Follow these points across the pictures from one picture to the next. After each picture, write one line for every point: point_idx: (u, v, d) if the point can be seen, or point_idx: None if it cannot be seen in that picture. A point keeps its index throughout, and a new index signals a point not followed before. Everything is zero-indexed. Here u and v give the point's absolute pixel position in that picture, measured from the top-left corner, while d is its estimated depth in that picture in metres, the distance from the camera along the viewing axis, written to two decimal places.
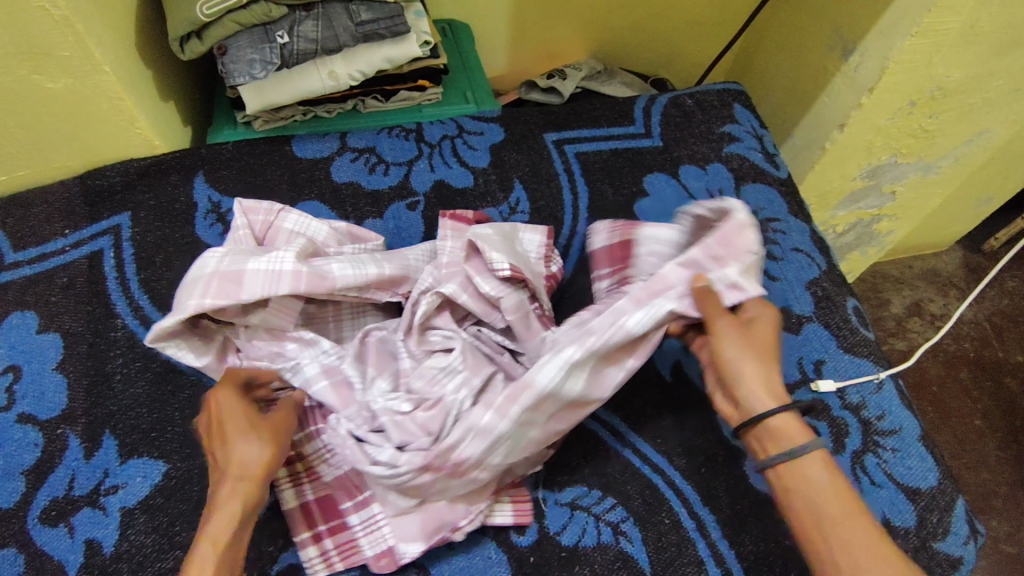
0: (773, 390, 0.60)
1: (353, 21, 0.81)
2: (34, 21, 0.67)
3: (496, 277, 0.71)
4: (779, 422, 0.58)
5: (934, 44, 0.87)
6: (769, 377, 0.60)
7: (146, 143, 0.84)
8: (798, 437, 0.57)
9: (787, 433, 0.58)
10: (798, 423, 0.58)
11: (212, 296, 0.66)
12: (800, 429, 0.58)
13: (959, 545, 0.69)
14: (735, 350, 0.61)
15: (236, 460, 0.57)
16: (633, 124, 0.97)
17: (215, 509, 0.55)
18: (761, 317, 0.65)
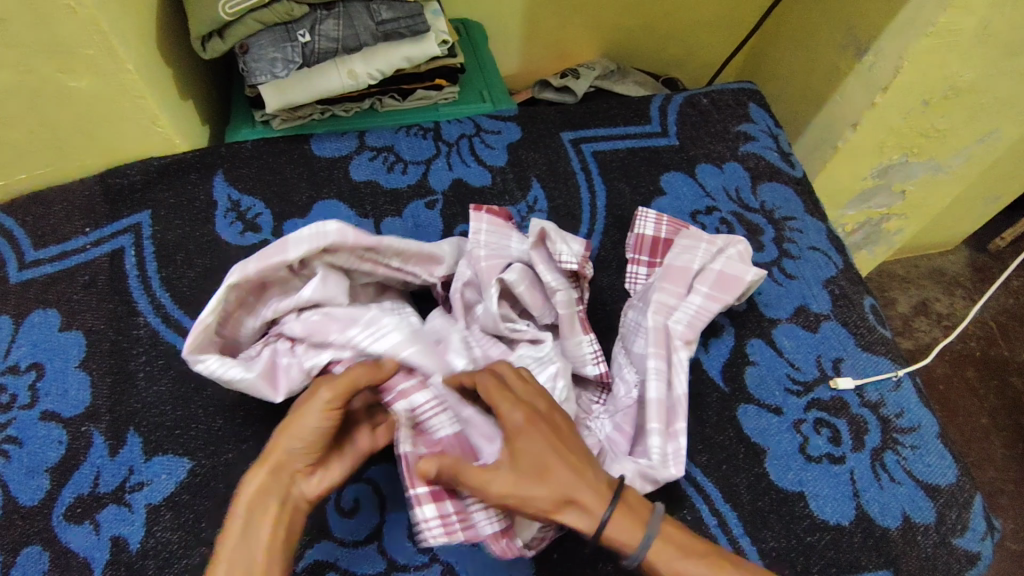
0: (584, 510, 0.56)
1: (374, 20, 0.82)
2: (60, 18, 0.67)
3: (559, 270, 0.73)
4: (611, 529, 0.56)
5: (949, 43, 0.88)
6: (573, 500, 0.56)
7: (167, 142, 0.84)
8: (634, 538, 0.56)
9: (622, 540, 0.56)
10: (624, 521, 0.56)
11: (255, 262, 0.65)
12: (629, 528, 0.56)
13: (977, 541, 0.70)
14: (531, 497, 0.55)
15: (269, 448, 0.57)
16: (649, 123, 0.97)
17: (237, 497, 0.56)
18: (521, 434, 0.57)
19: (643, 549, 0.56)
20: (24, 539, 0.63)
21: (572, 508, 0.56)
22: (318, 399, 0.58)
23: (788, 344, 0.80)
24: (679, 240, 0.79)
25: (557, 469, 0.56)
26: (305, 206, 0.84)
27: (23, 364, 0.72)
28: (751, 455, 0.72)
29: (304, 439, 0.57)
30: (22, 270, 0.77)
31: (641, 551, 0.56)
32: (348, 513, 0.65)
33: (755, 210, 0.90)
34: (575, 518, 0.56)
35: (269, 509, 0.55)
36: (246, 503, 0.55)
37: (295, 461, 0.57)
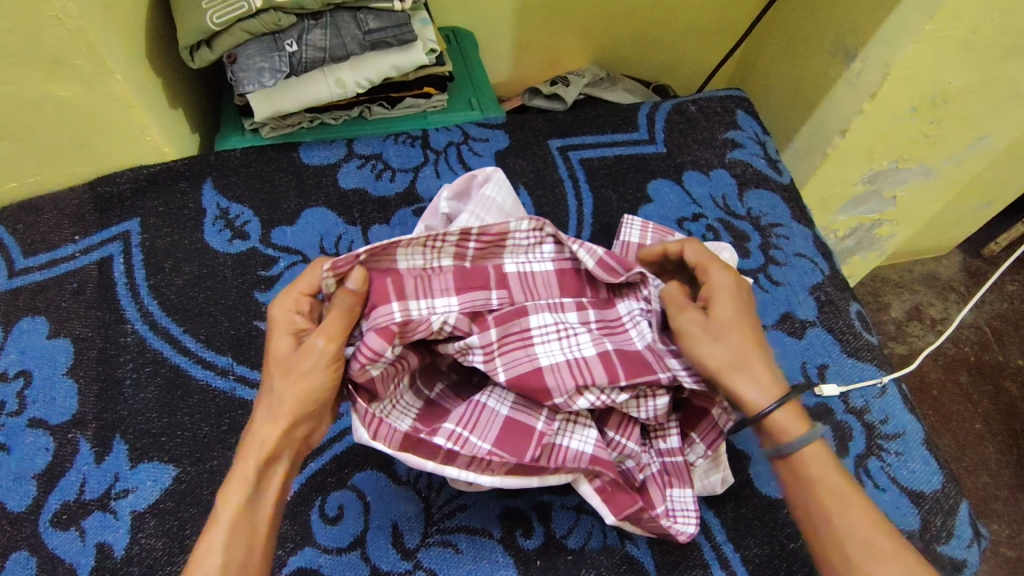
0: (756, 377, 0.59)
1: (361, 29, 0.83)
2: (47, 28, 0.67)
3: None
4: (779, 414, 0.58)
5: (935, 51, 0.88)
6: (749, 364, 0.59)
7: (157, 150, 0.85)
8: (795, 433, 0.57)
9: (782, 428, 0.58)
10: (794, 411, 0.58)
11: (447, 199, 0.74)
12: (796, 419, 0.58)
13: (963, 548, 0.70)
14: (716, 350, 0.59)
15: (267, 404, 0.57)
16: (637, 130, 0.98)
17: (239, 464, 0.55)
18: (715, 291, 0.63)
19: (801, 444, 0.57)
20: (10, 545, 0.63)
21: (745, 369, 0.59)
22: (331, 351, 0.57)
23: (773, 350, 0.80)
24: None
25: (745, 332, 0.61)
26: (293, 214, 0.85)
27: (12, 371, 0.72)
28: (735, 462, 0.72)
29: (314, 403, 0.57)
30: (12, 277, 0.78)
31: (802, 442, 0.57)
32: (331, 521, 0.66)
33: (741, 217, 0.91)
34: (765, 377, 0.59)
35: (276, 474, 0.56)
36: (257, 470, 0.55)
37: (305, 419, 0.58)
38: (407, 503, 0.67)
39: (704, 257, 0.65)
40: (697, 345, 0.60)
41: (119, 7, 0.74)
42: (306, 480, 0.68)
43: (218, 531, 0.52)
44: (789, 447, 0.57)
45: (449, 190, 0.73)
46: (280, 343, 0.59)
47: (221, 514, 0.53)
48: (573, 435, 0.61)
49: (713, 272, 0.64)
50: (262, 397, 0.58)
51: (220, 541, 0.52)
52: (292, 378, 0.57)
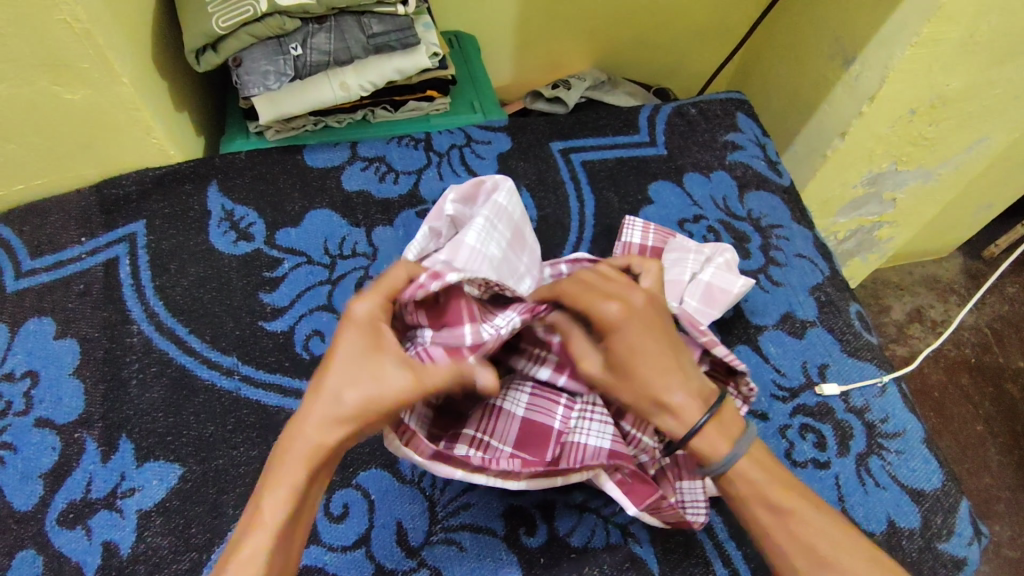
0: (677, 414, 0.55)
1: (365, 33, 0.84)
2: (56, 32, 0.68)
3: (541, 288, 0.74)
4: (698, 441, 0.55)
5: (933, 54, 0.89)
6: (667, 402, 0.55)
7: (162, 153, 0.86)
8: (719, 451, 0.55)
9: (707, 451, 0.56)
10: (714, 435, 0.55)
11: (455, 198, 0.74)
12: (716, 442, 0.55)
13: (964, 546, 0.70)
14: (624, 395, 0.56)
15: (325, 414, 0.52)
16: (638, 132, 0.99)
17: (287, 473, 0.50)
18: (617, 325, 0.56)
19: (727, 465, 0.55)
20: (17, 543, 0.64)
21: (659, 411, 0.56)
22: (413, 384, 0.52)
23: (773, 350, 0.81)
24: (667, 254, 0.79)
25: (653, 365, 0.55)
26: (298, 215, 0.86)
27: (19, 371, 0.73)
28: None
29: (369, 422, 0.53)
30: (18, 279, 0.78)
31: (725, 465, 0.55)
32: (336, 519, 0.66)
33: (742, 218, 0.92)
34: (686, 402, 0.55)
35: (317, 488, 0.52)
36: (307, 476, 0.50)
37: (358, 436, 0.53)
38: (411, 502, 0.68)
39: (583, 295, 0.58)
40: (612, 386, 0.57)
41: (126, 12, 0.75)
42: None
43: (256, 546, 0.48)
44: (717, 470, 0.56)
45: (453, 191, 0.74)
46: (354, 346, 0.54)
47: (263, 522, 0.49)
48: (590, 431, 0.62)
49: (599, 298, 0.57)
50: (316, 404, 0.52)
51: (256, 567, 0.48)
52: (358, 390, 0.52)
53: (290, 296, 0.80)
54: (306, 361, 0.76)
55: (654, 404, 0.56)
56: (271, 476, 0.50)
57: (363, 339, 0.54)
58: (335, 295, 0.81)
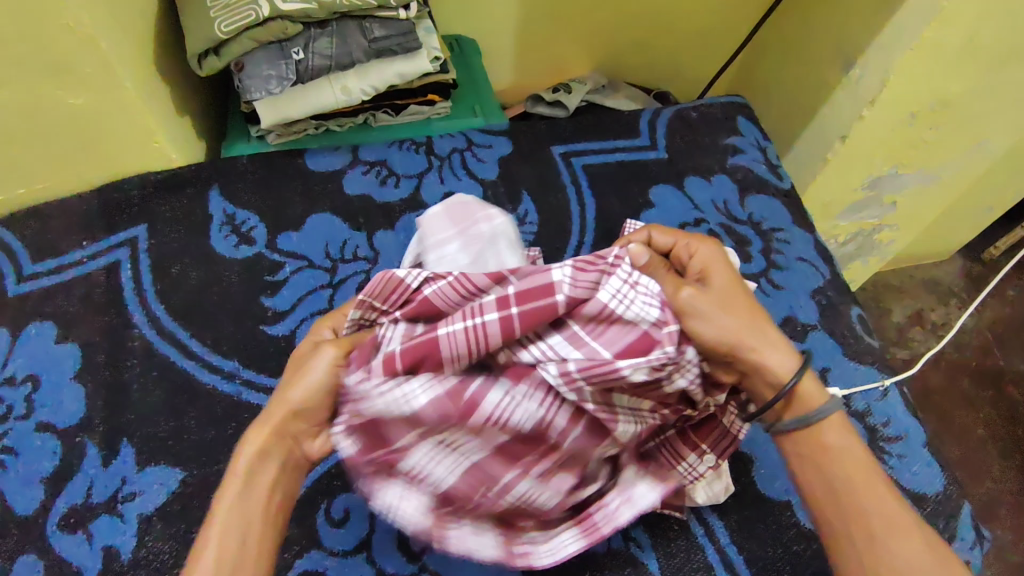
0: (777, 348, 0.59)
1: (367, 38, 0.84)
2: (59, 36, 0.69)
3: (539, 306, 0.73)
4: (801, 385, 0.58)
5: (933, 58, 0.89)
6: (765, 336, 0.59)
7: (164, 157, 0.86)
8: (821, 397, 0.58)
9: (806, 395, 0.58)
10: (813, 380, 0.59)
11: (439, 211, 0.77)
12: (817, 388, 0.59)
13: (965, 550, 0.70)
14: (723, 318, 0.57)
15: (271, 410, 0.57)
16: (639, 136, 0.99)
17: (235, 462, 0.55)
18: (711, 262, 0.63)
19: (832, 408, 0.58)
20: (19, 548, 0.64)
21: (767, 343, 0.58)
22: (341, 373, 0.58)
23: None
24: None
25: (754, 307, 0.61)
26: (299, 219, 0.86)
27: (20, 376, 0.73)
28: (738, 466, 0.72)
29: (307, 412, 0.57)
30: (20, 283, 0.78)
31: (827, 410, 0.57)
32: (337, 523, 0.66)
33: (743, 221, 0.92)
34: (782, 350, 0.59)
35: (268, 474, 0.56)
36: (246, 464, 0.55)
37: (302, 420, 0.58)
38: None
39: (678, 235, 0.67)
40: (712, 315, 0.57)
41: (128, 16, 0.75)
42: (311, 483, 0.68)
43: (211, 528, 0.53)
44: (817, 416, 0.57)
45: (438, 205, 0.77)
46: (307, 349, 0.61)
47: (219, 504, 0.54)
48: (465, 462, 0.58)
49: (694, 241, 0.66)
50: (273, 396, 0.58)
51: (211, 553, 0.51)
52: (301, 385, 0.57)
53: (291, 300, 0.80)
54: None
55: (756, 341, 0.58)
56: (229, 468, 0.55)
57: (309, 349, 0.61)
58: (336, 299, 0.81)
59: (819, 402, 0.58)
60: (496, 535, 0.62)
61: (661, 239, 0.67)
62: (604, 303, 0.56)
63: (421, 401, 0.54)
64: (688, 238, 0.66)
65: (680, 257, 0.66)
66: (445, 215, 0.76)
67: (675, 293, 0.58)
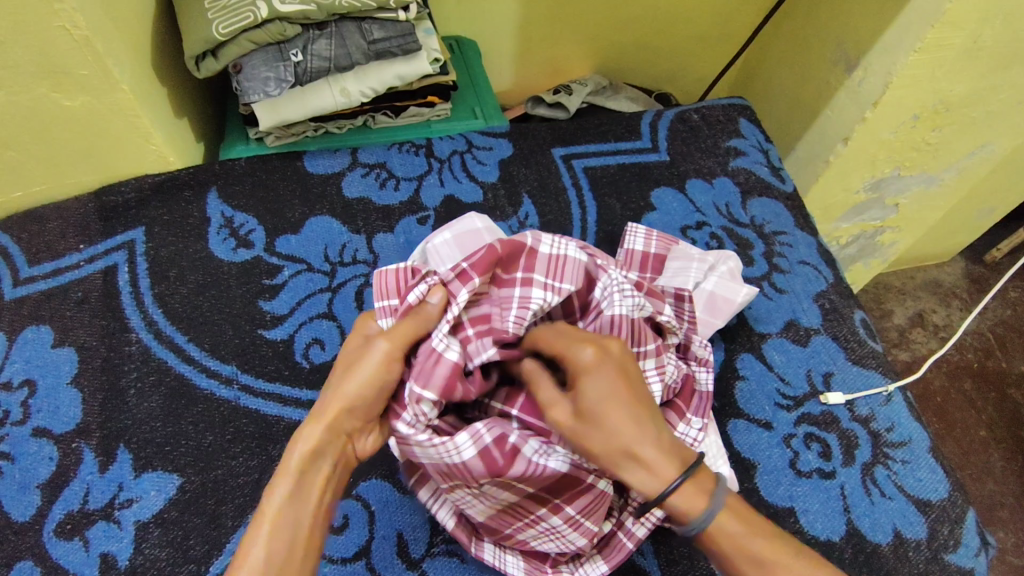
0: (649, 464, 0.47)
1: (366, 40, 0.83)
2: (53, 37, 0.68)
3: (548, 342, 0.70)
4: (675, 498, 0.47)
5: (936, 60, 0.88)
6: (637, 452, 0.47)
7: (162, 160, 0.85)
8: (696, 509, 0.47)
9: (684, 508, 0.48)
10: (694, 486, 0.48)
11: (435, 240, 0.74)
12: (695, 496, 0.48)
13: (970, 557, 0.69)
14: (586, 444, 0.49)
15: (320, 405, 0.55)
16: (640, 138, 0.98)
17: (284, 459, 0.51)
18: (585, 372, 0.50)
19: (705, 522, 0.48)
20: (15, 554, 0.63)
21: (631, 461, 0.47)
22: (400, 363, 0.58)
23: (777, 359, 0.80)
24: (669, 260, 0.80)
25: (626, 410, 0.48)
26: (298, 223, 0.85)
27: (16, 380, 0.72)
28: (740, 472, 0.72)
29: (358, 411, 0.55)
30: (16, 287, 0.78)
31: (701, 524, 0.48)
32: (336, 530, 0.65)
33: (745, 224, 0.91)
34: (657, 456, 0.47)
35: (321, 472, 0.52)
36: (297, 463, 0.51)
37: (348, 419, 0.55)
38: (412, 513, 0.67)
39: (562, 342, 0.55)
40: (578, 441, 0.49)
41: (124, 17, 0.74)
42: None
43: (261, 528, 0.47)
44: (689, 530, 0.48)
45: (448, 231, 0.75)
46: (352, 347, 0.60)
47: (267, 509, 0.48)
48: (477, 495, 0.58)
49: (579, 342, 0.52)
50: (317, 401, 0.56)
51: (261, 554, 0.46)
52: (348, 380, 0.56)
53: (289, 304, 0.79)
54: (305, 370, 0.75)
55: (621, 455, 0.47)
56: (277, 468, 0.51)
57: (356, 341, 0.60)
58: (335, 303, 0.80)
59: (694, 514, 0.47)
60: (528, 569, 0.63)
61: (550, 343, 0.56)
62: (548, 254, 0.65)
63: (466, 455, 0.54)
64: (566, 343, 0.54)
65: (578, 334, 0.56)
66: (453, 242, 0.75)
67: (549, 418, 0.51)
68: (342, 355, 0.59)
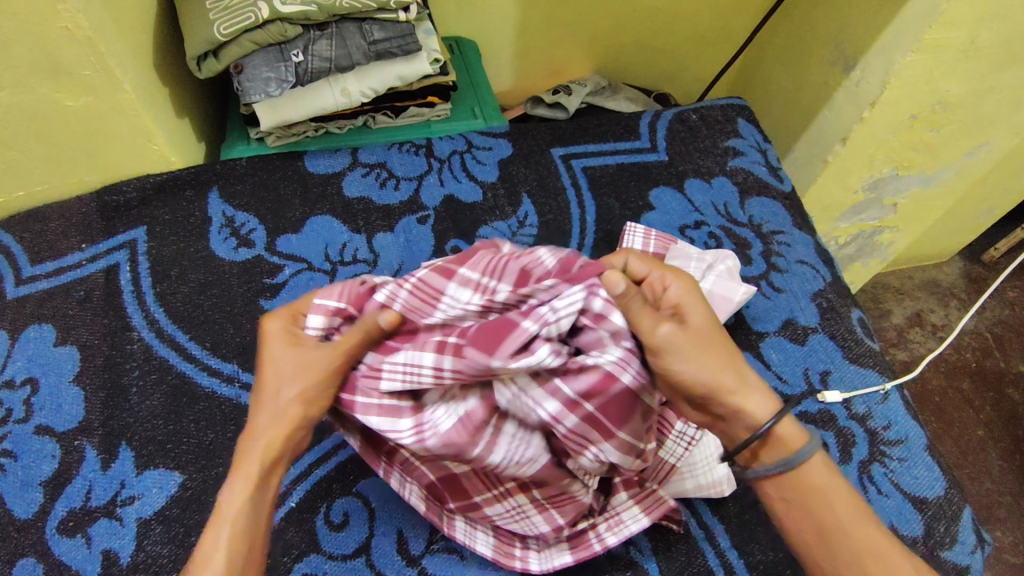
0: (759, 394, 0.56)
1: (366, 40, 0.84)
2: (55, 38, 0.68)
3: None
4: (778, 428, 0.55)
5: (934, 60, 0.89)
6: (746, 380, 0.57)
7: (164, 160, 0.86)
8: (797, 444, 0.55)
9: (787, 439, 0.55)
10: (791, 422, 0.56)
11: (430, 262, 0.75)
12: (793, 431, 0.55)
13: (967, 554, 0.69)
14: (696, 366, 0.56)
15: (268, 411, 0.57)
16: (639, 138, 0.99)
17: (243, 464, 0.54)
18: (686, 303, 0.60)
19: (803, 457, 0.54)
20: (17, 551, 0.64)
21: (740, 386, 0.56)
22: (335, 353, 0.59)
23: (775, 357, 0.81)
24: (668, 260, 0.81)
25: (722, 343, 0.58)
26: (298, 222, 0.86)
27: (18, 379, 0.73)
28: None
29: (310, 415, 0.58)
30: (18, 286, 0.78)
31: (807, 452, 0.54)
32: (336, 527, 0.66)
33: (743, 224, 0.92)
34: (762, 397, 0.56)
35: (273, 475, 0.55)
36: (261, 469, 0.54)
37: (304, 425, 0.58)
38: (411, 511, 0.68)
39: (653, 270, 0.62)
40: (686, 357, 0.56)
41: (126, 17, 0.75)
42: (310, 487, 0.68)
43: (221, 530, 0.51)
44: (795, 460, 0.54)
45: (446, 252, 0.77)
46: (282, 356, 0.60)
47: (224, 513, 0.52)
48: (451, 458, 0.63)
49: (672, 275, 0.62)
50: (259, 402, 0.58)
51: (223, 558, 0.49)
52: (292, 385, 0.58)
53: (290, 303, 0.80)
54: None
55: (736, 382, 0.56)
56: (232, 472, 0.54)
57: (279, 347, 0.60)
58: None
59: (795, 446, 0.55)
60: (494, 547, 0.65)
61: (637, 266, 0.63)
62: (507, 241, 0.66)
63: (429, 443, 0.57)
64: (662, 270, 0.62)
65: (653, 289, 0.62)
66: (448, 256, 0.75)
67: (652, 330, 0.56)
68: (273, 364, 0.59)
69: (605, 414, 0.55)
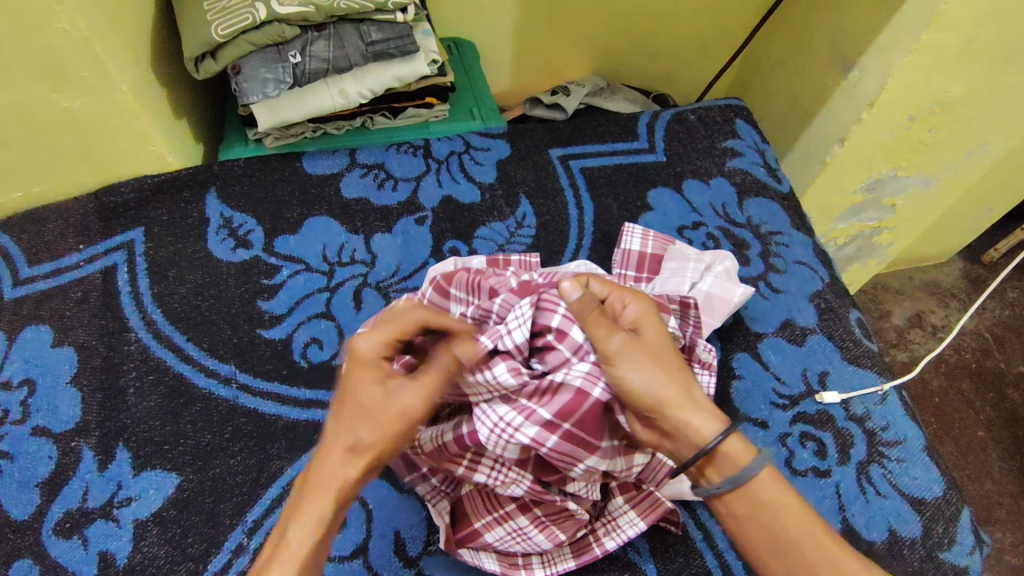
0: (707, 415, 0.54)
1: (364, 41, 0.84)
2: (52, 38, 0.68)
3: None
4: (724, 448, 0.53)
5: (932, 61, 0.89)
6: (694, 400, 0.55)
7: (162, 160, 0.86)
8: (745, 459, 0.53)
9: (731, 457, 0.53)
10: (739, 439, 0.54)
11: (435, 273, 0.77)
12: (741, 447, 0.53)
13: (965, 555, 0.69)
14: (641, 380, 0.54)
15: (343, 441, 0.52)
16: (637, 139, 0.99)
17: (307, 502, 0.51)
18: (645, 320, 0.58)
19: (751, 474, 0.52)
20: (14, 552, 0.63)
21: (688, 406, 0.54)
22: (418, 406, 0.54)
23: (773, 358, 0.80)
24: (665, 261, 0.81)
25: (675, 362, 0.56)
26: (295, 223, 0.86)
27: (16, 379, 0.72)
28: None
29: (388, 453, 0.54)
30: (16, 287, 0.78)
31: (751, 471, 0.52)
32: None
33: (741, 225, 0.92)
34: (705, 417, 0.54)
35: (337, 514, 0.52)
36: (332, 511, 0.51)
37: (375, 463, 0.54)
38: (409, 511, 0.67)
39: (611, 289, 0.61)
40: (633, 369, 0.55)
41: (124, 18, 0.75)
42: None
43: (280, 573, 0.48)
44: (744, 476, 0.52)
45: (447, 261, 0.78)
46: (365, 389, 0.54)
47: (286, 551, 0.49)
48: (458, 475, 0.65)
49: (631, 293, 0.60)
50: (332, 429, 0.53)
51: None
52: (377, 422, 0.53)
53: (288, 304, 0.80)
54: (303, 369, 0.76)
55: (682, 396, 0.54)
56: (296, 509, 0.51)
57: (370, 379, 0.55)
58: (334, 303, 0.80)
59: (744, 463, 0.53)
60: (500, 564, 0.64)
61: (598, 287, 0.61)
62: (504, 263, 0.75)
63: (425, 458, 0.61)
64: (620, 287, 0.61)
65: (613, 308, 0.60)
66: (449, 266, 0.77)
67: (603, 340, 0.56)
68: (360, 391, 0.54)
69: (582, 428, 0.56)
